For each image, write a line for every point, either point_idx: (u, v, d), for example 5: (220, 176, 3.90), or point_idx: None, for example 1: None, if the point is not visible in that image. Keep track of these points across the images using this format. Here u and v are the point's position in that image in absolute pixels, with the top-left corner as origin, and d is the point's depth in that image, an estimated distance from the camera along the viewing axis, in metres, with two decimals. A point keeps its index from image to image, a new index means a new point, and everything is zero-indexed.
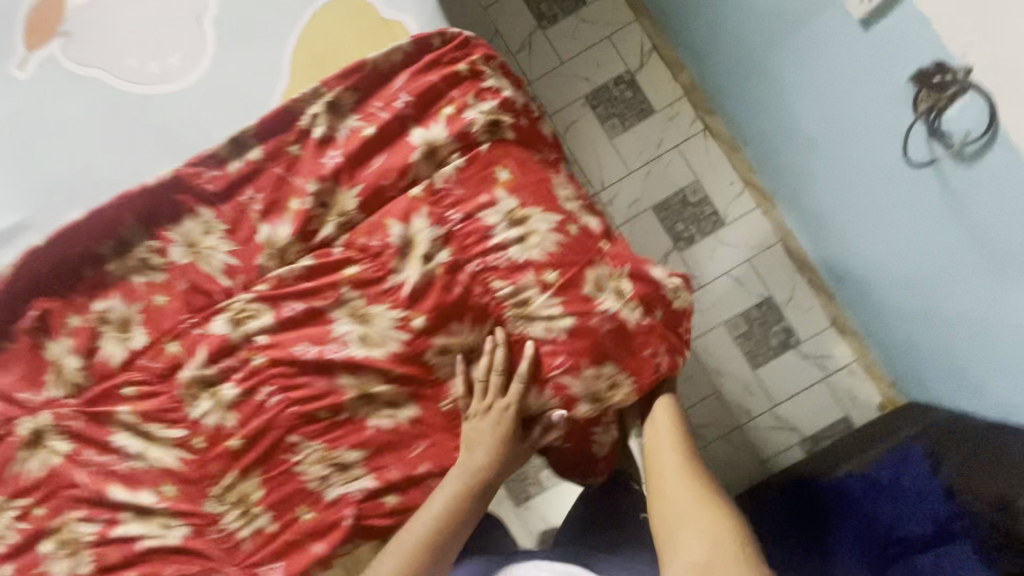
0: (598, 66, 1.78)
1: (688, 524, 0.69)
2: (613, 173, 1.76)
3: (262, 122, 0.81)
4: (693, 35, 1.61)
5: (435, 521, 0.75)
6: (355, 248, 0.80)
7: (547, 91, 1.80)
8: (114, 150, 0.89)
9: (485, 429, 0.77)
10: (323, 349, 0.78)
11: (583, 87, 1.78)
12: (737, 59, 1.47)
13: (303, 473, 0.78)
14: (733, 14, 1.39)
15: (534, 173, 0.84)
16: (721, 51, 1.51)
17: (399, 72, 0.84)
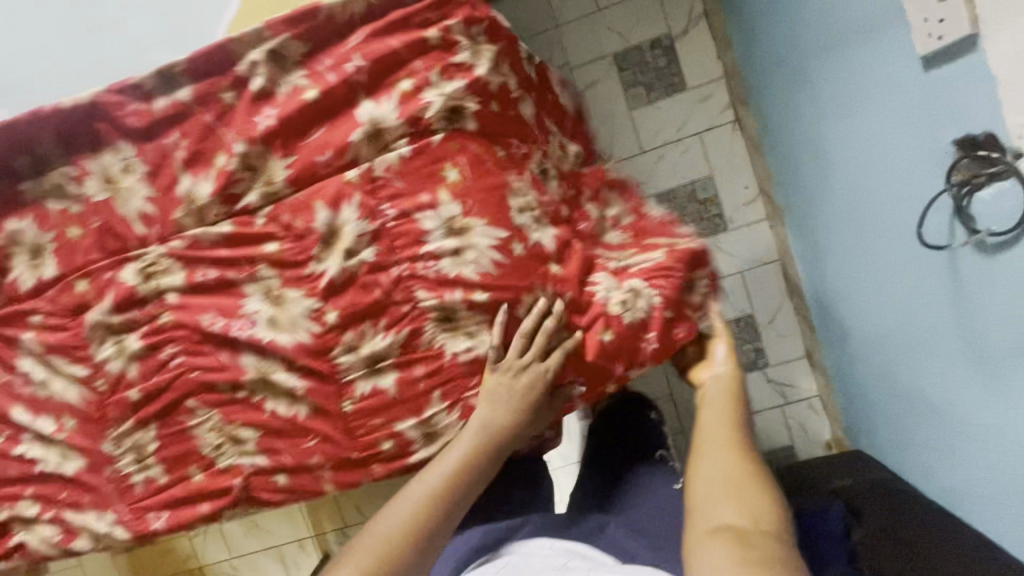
0: (636, 21, 1.57)
1: (728, 497, 0.68)
2: (621, 152, 1.62)
3: (195, 59, 0.72)
4: (747, 11, 1.40)
5: (448, 476, 0.71)
6: (278, 223, 0.74)
7: (574, 40, 1.61)
8: (43, 48, 0.83)
9: (506, 388, 0.74)
10: (230, 324, 0.75)
11: (613, 43, 1.58)
12: (787, 55, 1.29)
13: (198, 436, 0.78)
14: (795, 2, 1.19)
15: (488, 177, 0.75)
16: (773, 41, 1.32)
17: (358, 27, 0.73)
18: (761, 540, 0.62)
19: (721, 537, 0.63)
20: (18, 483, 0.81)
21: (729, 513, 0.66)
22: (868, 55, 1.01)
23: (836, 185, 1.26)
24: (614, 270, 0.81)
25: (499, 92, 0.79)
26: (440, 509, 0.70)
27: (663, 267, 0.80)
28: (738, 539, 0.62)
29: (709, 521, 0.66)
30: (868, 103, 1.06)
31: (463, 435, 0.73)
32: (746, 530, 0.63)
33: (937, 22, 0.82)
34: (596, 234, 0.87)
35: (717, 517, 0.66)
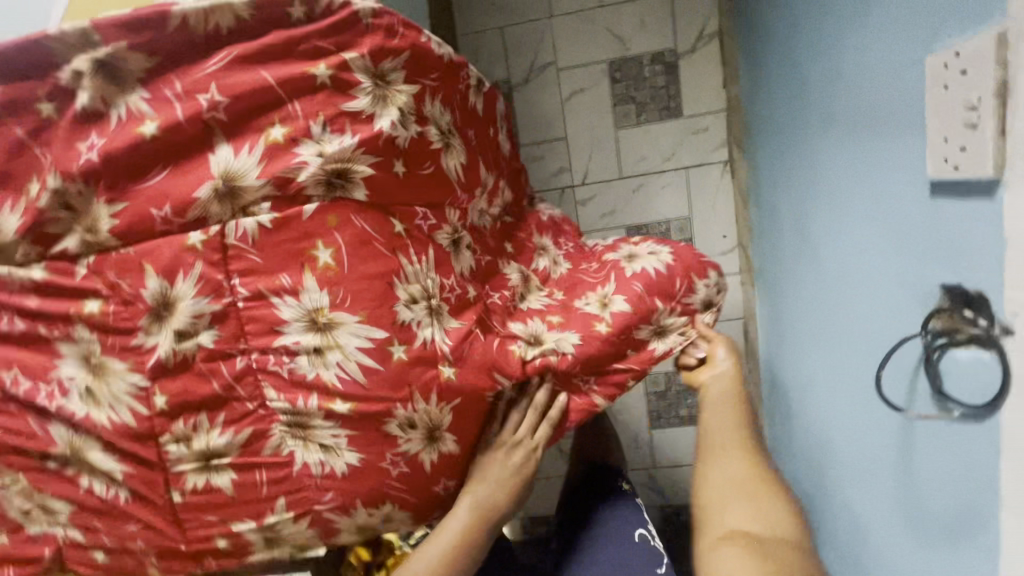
0: (640, 26, 1.37)
1: (738, 503, 0.68)
2: (597, 173, 1.45)
3: (2, 55, 0.55)
4: (761, 44, 1.21)
5: (445, 554, 0.71)
6: (102, 280, 0.59)
7: (568, 34, 1.39)
8: None
9: (510, 458, 0.73)
10: (37, 387, 0.62)
11: (610, 48, 1.38)
12: (793, 109, 1.11)
13: (3, 498, 0.68)
14: (812, 55, 1.00)
15: (373, 261, 0.61)
16: (782, 89, 1.14)
17: (222, 46, 0.56)
18: (775, 550, 0.63)
19: (733, 543, 0.64)
20: None
21: (742, 517, 0.67)
22: (877, 151, 0.85)
23: (813, 271, 1.13)
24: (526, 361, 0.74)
25: (407, 146, 0.64)
26: None
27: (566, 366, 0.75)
28: (748, 547, 0.63)
29: (719, 526, 0.67)
30: (865, 203, 0.91)
31: (457, 509, 0.72)
32: (762, 538, 0.64)
33: (958, 147, 0.67)
34: (512, 305, 0.80)
35: (726, 520, 0.67)
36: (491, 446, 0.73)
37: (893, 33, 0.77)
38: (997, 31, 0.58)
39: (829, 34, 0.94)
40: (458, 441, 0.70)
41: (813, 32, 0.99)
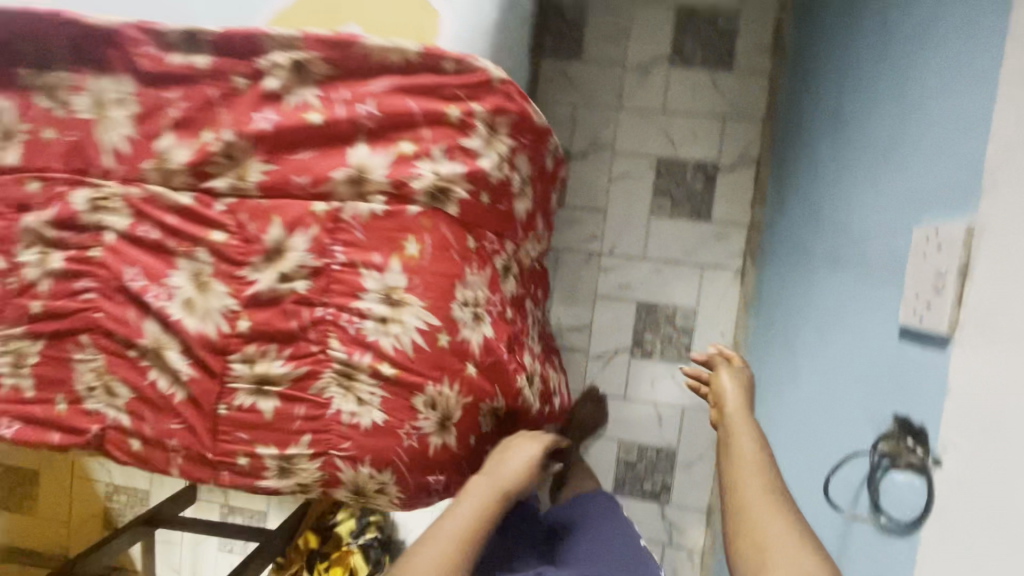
0: (692, 137, 1.58)
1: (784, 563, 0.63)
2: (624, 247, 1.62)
3: (224, 36, 0.72)
4: (789, 181, 1.40)
5: (472, 520, 0.74)
6: (234, 218, 0.74)
7: (630, 127, 1.61)
8: None
9: (523, 450, 0.82)
10: (148, 286, 0.75)
11: (661, 147, 1.59)
12: (804, 240, 1.29)
13: (76, 370, 0.79)
14: (829, 201, 1.18)
15: (446, 264, 0.76)
16: (799, 222, 1.32)
17: (386, 74, 0.74)
18: None
19: None
20: None
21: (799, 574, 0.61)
22: (866, 292, 1.00)
23: (791, 382, 1.26)
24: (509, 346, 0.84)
25: (495, 183, 0.79)
26: (469, 553, 0.71)
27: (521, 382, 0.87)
28: None
29: None
30: (847, 334, 1.05)
31: (477, 483, 0.78)
32: None
33: (925, 303, 0.82)
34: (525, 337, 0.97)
35: None
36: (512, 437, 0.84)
37: (896, 202, 0.94)
38: (967, 224, 0.75)
39: (846, 189, 1.11)
40: (458, 437, 0.81)
41: (833, 184, 1.17)
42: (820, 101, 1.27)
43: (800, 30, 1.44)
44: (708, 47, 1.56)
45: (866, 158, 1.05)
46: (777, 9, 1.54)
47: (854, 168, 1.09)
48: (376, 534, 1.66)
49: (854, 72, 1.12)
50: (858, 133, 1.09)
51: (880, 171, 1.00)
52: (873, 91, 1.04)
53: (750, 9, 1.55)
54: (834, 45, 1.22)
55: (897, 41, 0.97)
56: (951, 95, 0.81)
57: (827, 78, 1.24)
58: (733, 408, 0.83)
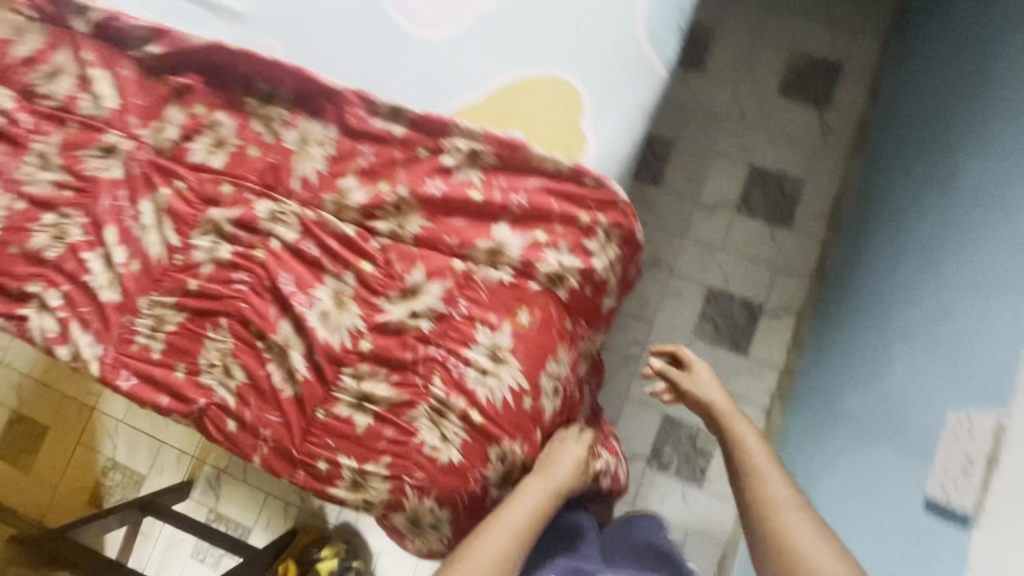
0: (744, 278, 1.74)
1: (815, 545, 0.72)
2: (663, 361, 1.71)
3: (422, 116, 0.90)
4: (829, 339, 1.52)
5: (527, 516, 0.81)
6: (384, 256, 0.88)
7: (689, 255, 1.77)
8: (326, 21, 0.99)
9: (571, 453, 0.89)
10: (295, 292, 0.88)
11: (714, 279, 1.74)
12: (834, 396, 1.38)
13: (205, 346, 0.90)
14: (864, 366, 1.29)
15: (547, 338, 0.87)
16: (834, 376, 1.42)
17: (539, 176, 0.90)
18: None
19: None
20: (64, 278, 0.94)
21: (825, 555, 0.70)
22: (894, 461, 1.08)
23: None
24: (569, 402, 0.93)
25: (600, 280, 0.91)
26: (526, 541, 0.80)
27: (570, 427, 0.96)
28: None
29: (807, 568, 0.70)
30: (867, 485, 1.12)
31: (531, 487, 0.84)
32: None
33: (953, 483, 0.90)
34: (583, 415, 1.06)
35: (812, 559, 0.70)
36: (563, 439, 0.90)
37: (932, 382, 1.05)
38: (997, 420, 0.86)
39: (884, 358, 1.23)
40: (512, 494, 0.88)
41: (872, 350, 1.29)
42: (870, 274, 1.42)
43: (861, 209, 1.62)
44: (772, 206, 1.76)
45: (906, 338, 1.18)
46: (837, 187, 1.74)
47: (894, 341, 1.21)
48: None
49: (905, 258, 1.28)
50: (902, 312, 1.22)
51: (918, 354, 1.12)
52: (920, 279, 1.19)
53: (813, 181, 1.76)
54: (889, 231, 1.39)
55: (948, 244, 1.13)
56: (993, 310, 0.95)
57: (880, 256, 1.40)
58: (723, 407, 0.98)
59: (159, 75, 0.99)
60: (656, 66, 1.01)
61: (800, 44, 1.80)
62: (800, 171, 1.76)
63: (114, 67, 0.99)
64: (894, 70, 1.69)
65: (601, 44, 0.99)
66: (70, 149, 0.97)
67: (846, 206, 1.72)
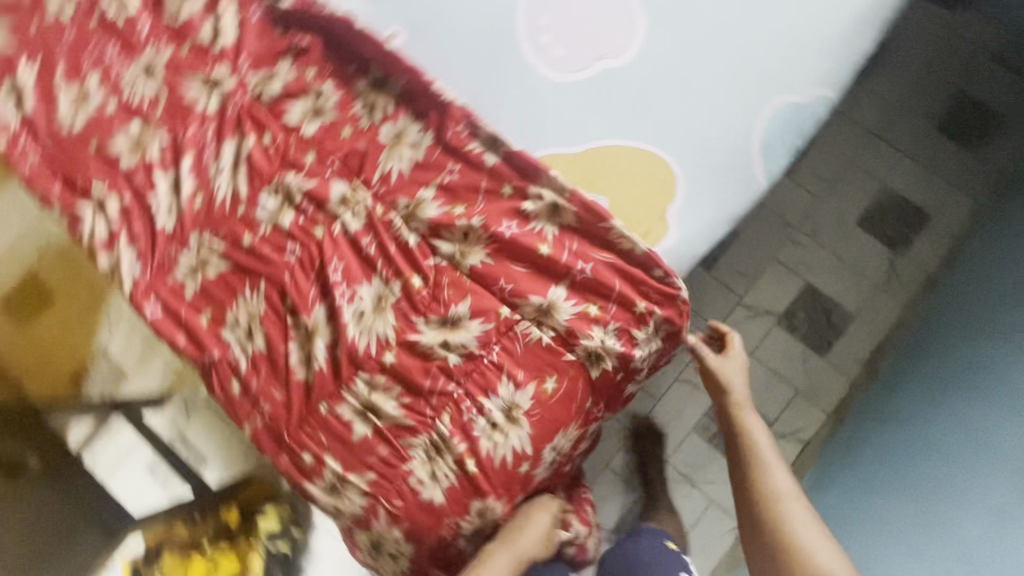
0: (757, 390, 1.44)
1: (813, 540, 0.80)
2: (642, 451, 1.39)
3: (518, 154, 0.89)
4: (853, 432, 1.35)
5: None
6: (436, 276, 0.87)
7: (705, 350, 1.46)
8: (458, 29, 0.99)
9: (539, 525, 0.89)
10: (339, 282, 0.87)
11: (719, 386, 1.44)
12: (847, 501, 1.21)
13: (237, 301, 0.90)
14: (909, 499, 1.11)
15: (564, 411, 0.85)
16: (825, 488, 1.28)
17: (611, 251, 0.88)
18: None
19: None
20: (129, 190, 0.95)
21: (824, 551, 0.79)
22: None
23: None
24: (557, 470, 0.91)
25: (633, 371, 0.89)
26: None
27: (548, 488, 0.93)
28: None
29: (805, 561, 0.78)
30: None
31: (496, 558, 0.84)
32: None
33: None
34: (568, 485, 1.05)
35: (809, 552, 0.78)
36: (537, 507, 0.90)
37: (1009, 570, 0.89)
38: None
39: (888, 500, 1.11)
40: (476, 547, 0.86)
41: (889, 485, 1.17)
42: (908, 401, 1.27)
43: (935, 313, 1.41)
44: (812, 334, 1.46)
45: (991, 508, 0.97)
46: (888, 328, 1.46)
47: (955, 490, 1.04)
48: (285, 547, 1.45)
49: (963, 411, 1.14)
50: (978, 464, 1.04)
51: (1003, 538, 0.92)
52: (980, 444, 1.06)
53: (863, 320, 1.47)
54: (950, 366, 1.24)
55: None
56: None
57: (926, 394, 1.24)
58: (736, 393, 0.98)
59: (283, 26, 0.99)
60: (758, 175, 0.98)
61: (893, 179, 1.54)
62: (853, 306, 1.48)
63: (244, 7, 1.00)
64: (995, 233, 1.45)
65: (711, 137, 0.97)
66: (177, 69, 0.98)
67: (892, 350, 1.43)
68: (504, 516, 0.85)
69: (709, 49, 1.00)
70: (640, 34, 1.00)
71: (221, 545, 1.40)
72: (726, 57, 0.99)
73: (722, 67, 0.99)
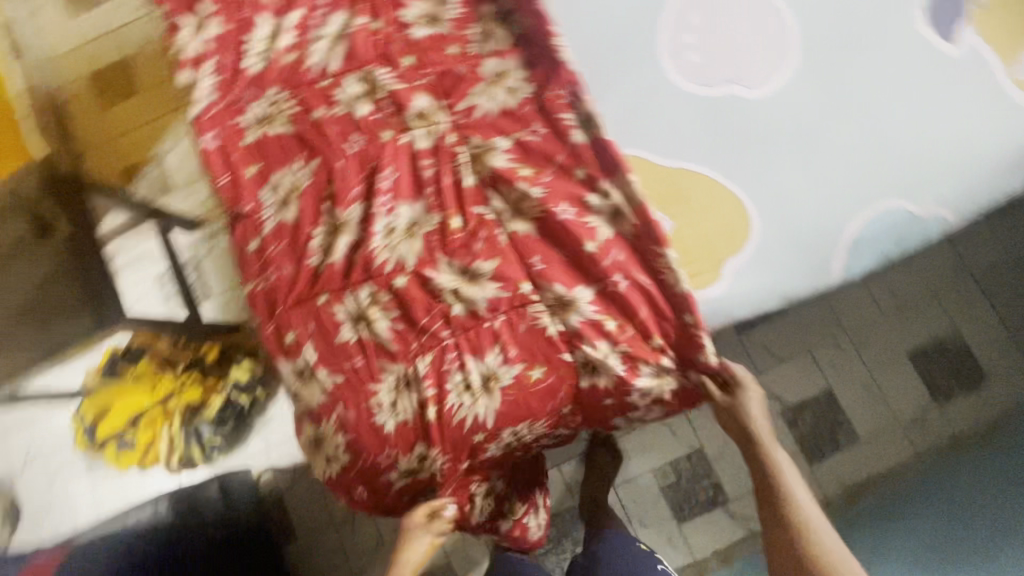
0: (722, 457, 1.40)
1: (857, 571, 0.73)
2: (596, 467, 1.37)
3: (607, 142, 0.85)
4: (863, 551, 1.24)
5: None
6: (475, 225, 0.85)
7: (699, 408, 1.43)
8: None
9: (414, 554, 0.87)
10: (385, 191, 0.87)
11: (688, 443, 1.42)
12: None
13: (287, 168, 0.90)
14: None
15: (538, 404, 0.85)
16: None
17: (653, 276, 0.84)
18: None
19: None
20: (229, 18, 0.94)
21: None
22: None
23: None
24: (507, 453, 0.92)
25: (621, 398, 0.87)
26: None
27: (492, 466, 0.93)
28: None
29: None
30: None
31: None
32: None
33: None
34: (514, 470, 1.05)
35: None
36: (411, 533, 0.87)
37: None
38: None
39: None
40: (403, 485, 0.88)
41: None
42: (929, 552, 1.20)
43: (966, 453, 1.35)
44: (808, 438, 1.40)
45: None
46: (887, 469, 1.38)
47: None
48: (243, 404, 1.48)
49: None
50: None
51: None
52: None
53: (867, 448, 1.39)
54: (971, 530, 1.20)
55: None
56: None
57: (914, 538, 1.23)
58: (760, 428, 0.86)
59: None
60: (832, 268, 0.91)
61: (966, 329, 1.42)
62: (863, 430, 1.40)
63: None
64: None
65: (804, 209, 0.90)
66: None
67: (878, 489, 1.37)
68: (441, 471, 0.86)
69: (847, 118, 0.91)
70: (783, 72, 0.92)
71: (191, 374, 1.49)
72: (860, 134, 0.91)
73: (850, 142, 0.91)
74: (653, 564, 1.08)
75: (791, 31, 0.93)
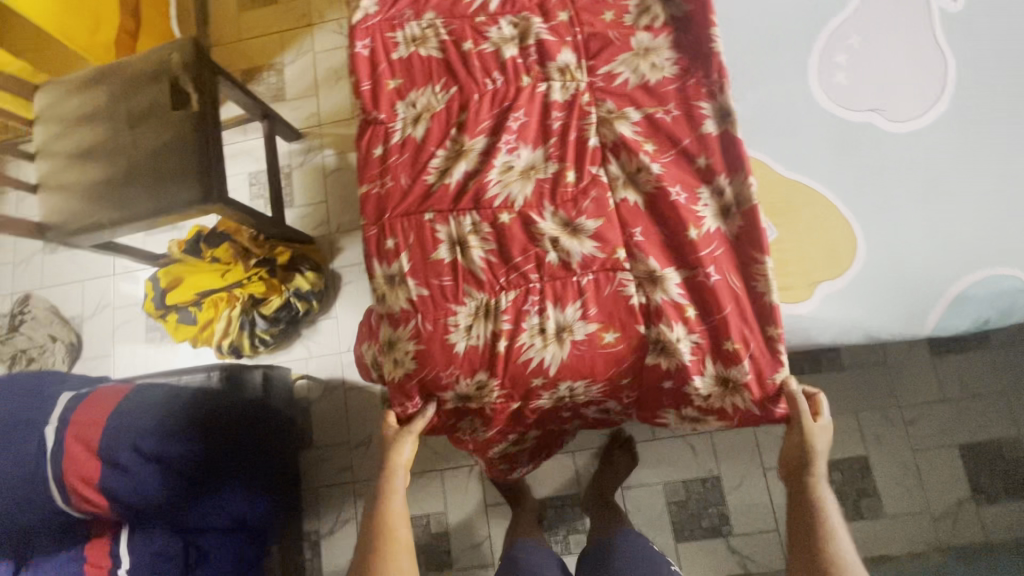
0: (738, 489, 1.39)
1: None
2: (610, 463, 1.38)
3: (737, 138, 0.86)
4: None
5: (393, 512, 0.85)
6: (587, 183, 0.88)
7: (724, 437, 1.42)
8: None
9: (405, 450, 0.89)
10: (512, 131, 0.91)
11: (706, 467, 1.41)
12: None
13: (427, 89, 0.95)
14: None
15: (602, 367, 0.87)
16: None
17: (745, 279, 0.86)
18: None
19: None
20: None
21: None
22: None
23: None
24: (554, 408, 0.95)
25: (679, 385, 0.89)
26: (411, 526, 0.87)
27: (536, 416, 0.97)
28: None
29: None
30: None
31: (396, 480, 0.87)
32: None
33: None
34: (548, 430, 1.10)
35: None
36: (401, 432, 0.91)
37: None
38: None
39: None
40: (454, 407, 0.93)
41: None
42: None
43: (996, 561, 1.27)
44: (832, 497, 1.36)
45: None
46: (908, 550, 1.32)
47: None
48: (301, 310, 1.54)
49: None
50: None
51: None
52: None
53: (890, 524, 1.34)
54: None
55: None
56: None
57: None
58: (817, 465, 0.84)
59: None
60: (925, 319, 0.89)
61: None
62: (891, 506, 1.35)
63: None
64: None
65: (914, 252, 0.88)
66: None
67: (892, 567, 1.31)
68: (493, 404, 0.91)
69: (984, 176, 0.89)
70: (932, 114, 0.91)
71: (259, 270, 1.51)
72: (994, 195, 0.88)
73: (981, 200, 0.88)
74: (665, 562, 1.10)
75: (950, 76, 0.91)
